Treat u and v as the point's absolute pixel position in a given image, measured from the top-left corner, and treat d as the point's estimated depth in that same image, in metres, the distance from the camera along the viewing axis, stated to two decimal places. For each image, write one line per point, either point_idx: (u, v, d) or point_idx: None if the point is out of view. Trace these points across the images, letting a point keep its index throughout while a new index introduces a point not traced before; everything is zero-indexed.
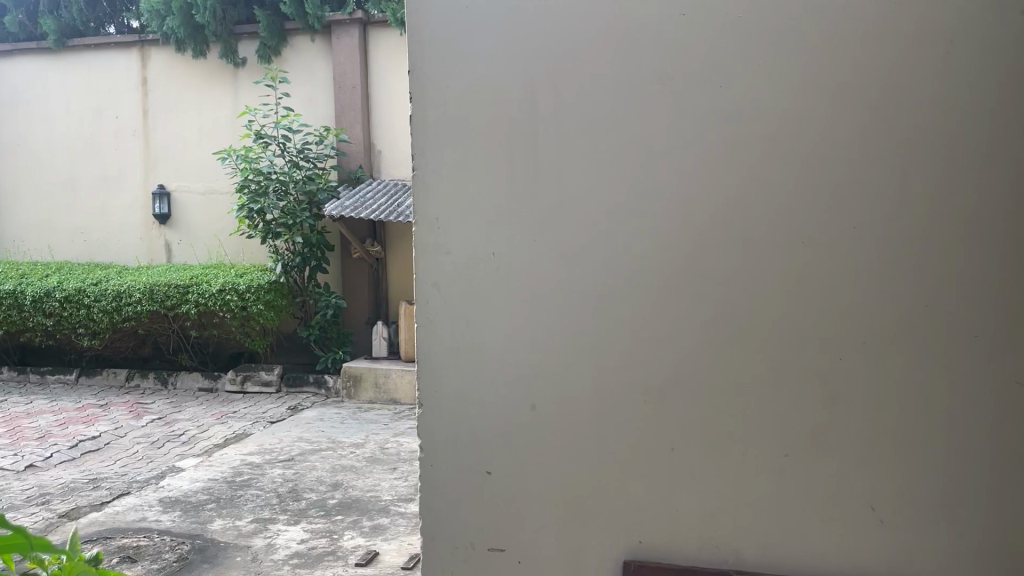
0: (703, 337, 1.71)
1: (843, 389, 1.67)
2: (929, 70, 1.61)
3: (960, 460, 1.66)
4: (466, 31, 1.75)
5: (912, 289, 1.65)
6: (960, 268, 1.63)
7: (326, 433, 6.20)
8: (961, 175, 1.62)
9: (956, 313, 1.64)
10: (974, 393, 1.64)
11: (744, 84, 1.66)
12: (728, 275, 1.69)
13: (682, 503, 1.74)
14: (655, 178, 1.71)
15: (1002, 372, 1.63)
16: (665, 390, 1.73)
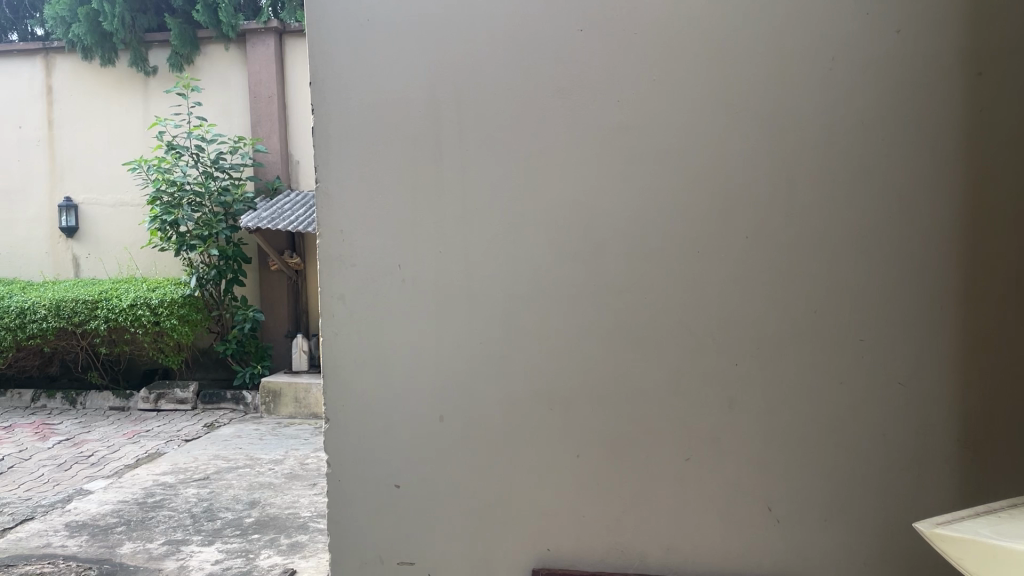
0: (594, 338, 1.83)
1: (724, 386, 1.80)
2: (800, 89, 1.74)
3: (839, 452, 1.78)
4: (367, 53, 1.87)
5: (788, 292, 1.78)
6: (837, 275, 1.76)
7: (239, 453, 5.95)
8: (834, 186, 1.75)
9: (835, 317, 1.77)
10: (854, 390, 1.77)
11: (634, 99, 1.79)
12: (619, 281, 1.82)
13: (581, 499, 1.86)
14: (549, 192, 1.83)
15: (879, 370, 1.76)
16: (562, 389, 1.85)
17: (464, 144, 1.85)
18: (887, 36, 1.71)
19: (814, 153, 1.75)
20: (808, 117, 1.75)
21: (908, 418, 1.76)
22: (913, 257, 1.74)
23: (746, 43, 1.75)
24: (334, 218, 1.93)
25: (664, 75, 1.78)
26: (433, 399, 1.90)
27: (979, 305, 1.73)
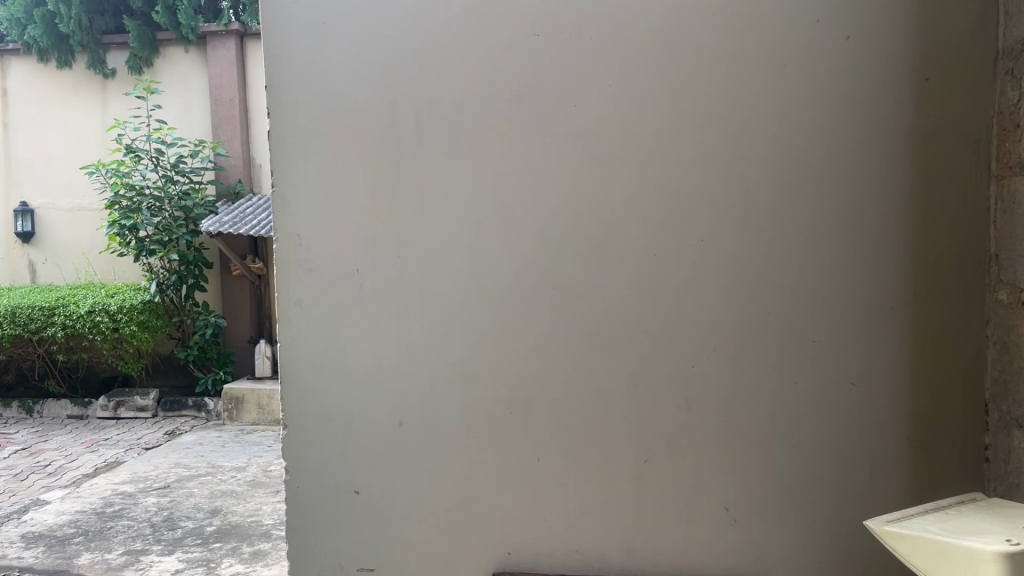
0: (698, 356, 1.59)
1: (777, 408, 1.59)
2: (942, 40, 1.54)
3: (875, 478, 1.60)
4: (421, 31, 1.59)
5: (861, 302, 1.58)
6: (878, 261, 1.57)
7: (206, 454, 5.36)
8: (908, 185, 1.57)
9: (871, 308, 1.58)
10: (885, 391, 1.59)
11: (759, 67, 1.56)
12: (649, 269, 1.59)
13: (631, 529, 1.63)
14: (641, 191, 1.58)
15: (923, 369, 1.58)
16: (652, 419, 1.60)
17: (551, 137, 1.59)
18: (994, 25, 1.54)
19: (909, 148, 1.56)
20: (926, 108, 1.56)
21: (921, 440, 1.59)
22: (970, 263, 1.57)
23: (862, 24, 1.54)
24: (285, 220, 1.65)
25: (796, 36, 1.55)
26: (508, 424, 1.62)
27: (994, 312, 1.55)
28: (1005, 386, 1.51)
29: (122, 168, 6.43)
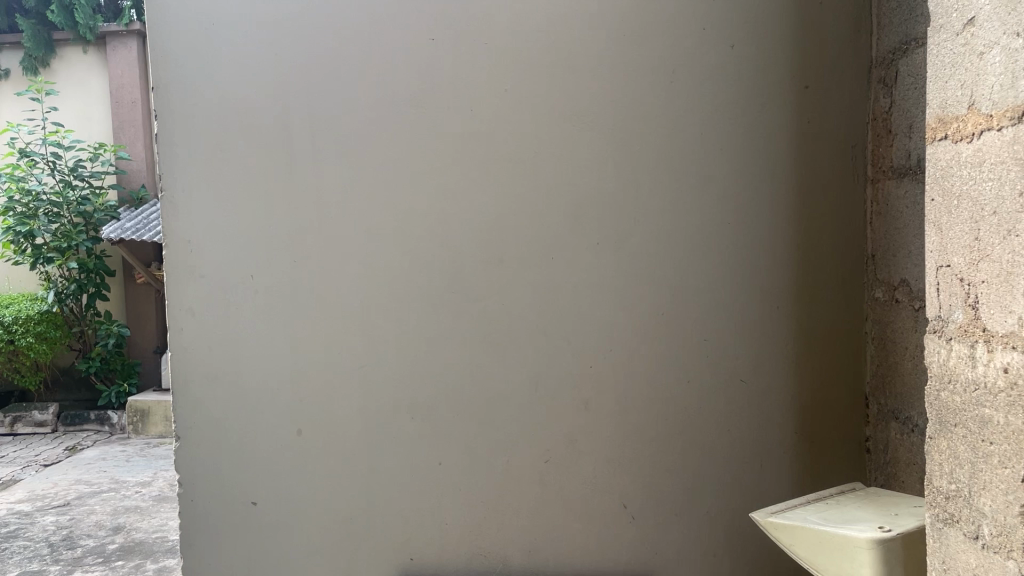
0: (591, 359, 1.62)
1: (671, 407, 1.63)
2: (820, 51, 1.61)
3: (765, 472, 1.65)
4: (311, 35, 1.58)
5: (747, 302, 1.63)
6: (765, 263, 1.63)
7: (107, 470, 5.15)
8: (789, 190, 1.63)
9: (760, 308, 1.63)
10: (774, 388, 1.64)
11: (649, 74, 1.59)
12: (547, 273, 1.61)
13: (529, 532, 1.63)
14: (534, 196, 1.60)
15: (809, 366, 1.65)
16: (547, 420, 1.62)
17: (445, 143, 1.59)
18: (866, 38, 1.62)
19: (789, 155, 1.63)
20: (805, 116, 1.63)
21: (808, 433, 1.65)
22: (848, 263, 1.65)
23: (744, 35, 1.60)
24: (176, 225, 1.61)
25: (684, 44, 1.59)
26: (403, 429, 1.62)
27: (872, 309, 1.64)
28: (881, 379, 1.59)
29: (15, 172, 6.16)
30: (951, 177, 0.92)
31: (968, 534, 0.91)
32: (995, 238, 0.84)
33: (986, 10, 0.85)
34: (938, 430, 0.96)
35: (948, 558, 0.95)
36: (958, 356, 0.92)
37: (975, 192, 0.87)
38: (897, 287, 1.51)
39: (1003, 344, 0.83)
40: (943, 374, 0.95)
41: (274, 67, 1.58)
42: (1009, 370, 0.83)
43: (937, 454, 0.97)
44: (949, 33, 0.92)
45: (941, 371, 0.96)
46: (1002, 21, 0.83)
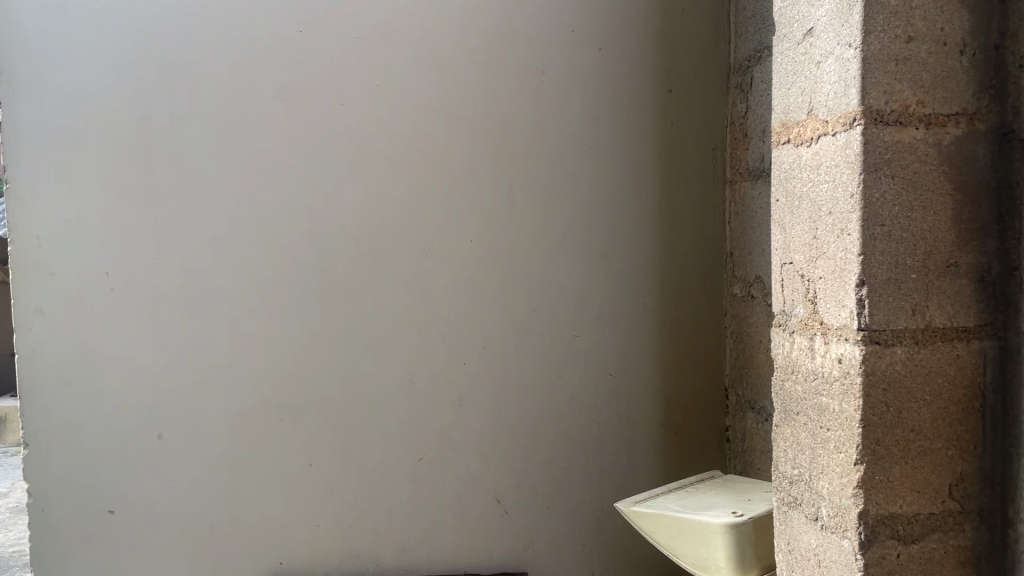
0: (463, 356, 1.62)
1: (543, 402, 1.65)
2: (682, 56, 1.67)
3: (633, 464, 1.69)
4: (172, 25, 1.52)
5: (615, 299, 1.67)
6: (630, 261, 1.68)
7: None
8: (654, 190, 1.68)
9: (626, 304, 1.68)
10: (638, 382, 1.69)
11: (518, 75, 1.61)
12: (418, 271, 1.60)
13: (402, 531, 1.62)
14: (406, 192, 1.59)
15: (672, 361, 1.70)
16: (420, 418, 1.61)
17: (315, 137, 1.56)
18: (725, 46, 1.68)
19: (655, 155, 1.68)
20: (668, 119, 1.68)
21: (673, 426, 1.71)
22: (709, 260, 1.71)
23: (612, 38, 1.64)
24: (23, 219, 1.51)
25: (552, 47, 1.62)
26: (272, 429, 1.58)
27: (730, 304, 1.69)
28: (740, 372, 1.66)
29: None
30: (794, 178, 0.97)
31: (809, 516, 0.96)
32: (830, 237, 0.89)
33: (822, 21, 0.90)
34: (783, 418, 1.02)
35: (793, 539, 1.01)
36: (799, 348, 0.97)
37: (813, 193, 0.93)
38: (752, 284, 1.58)
39: (837, 336, 0.89)
40: (787, 365, 1.00)
41: (133, 57, 1.52)
42: (842, 361, 0.88)
43: (784, 440, 1.02)
44: (792, 42, 0.97)
45: (785, 362, 1.01)
46: (836, 32, 0.88)
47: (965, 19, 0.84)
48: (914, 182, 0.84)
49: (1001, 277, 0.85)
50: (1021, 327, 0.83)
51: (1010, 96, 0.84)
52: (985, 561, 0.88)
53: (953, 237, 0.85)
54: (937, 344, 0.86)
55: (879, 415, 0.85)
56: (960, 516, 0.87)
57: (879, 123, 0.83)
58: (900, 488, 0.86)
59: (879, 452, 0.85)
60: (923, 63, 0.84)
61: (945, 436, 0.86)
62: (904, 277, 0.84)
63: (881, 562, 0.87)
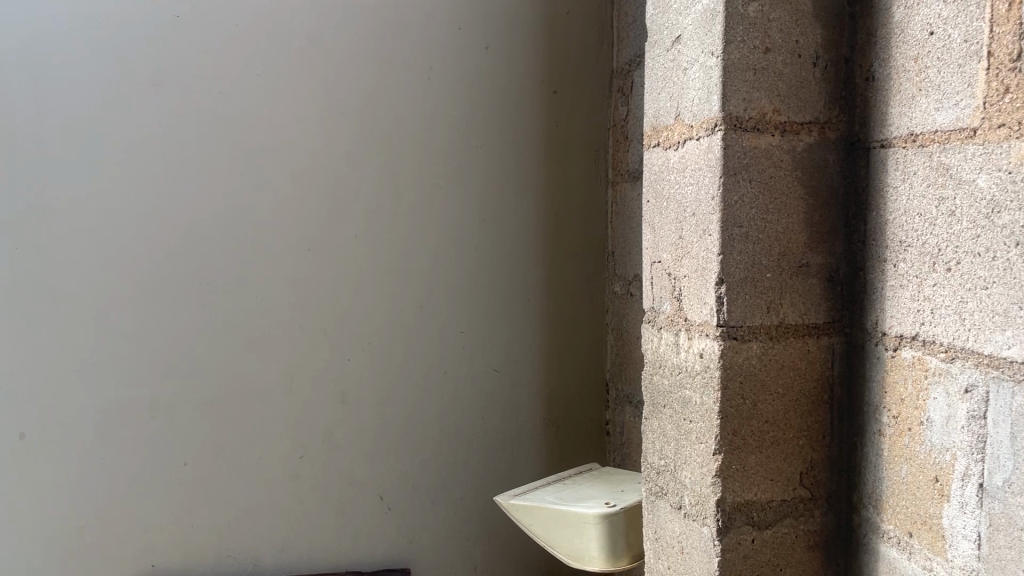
0: (346, 351, 1.61)
1: (427, 398, 1.65)
2: (567, 58, 1.70)
3: (516, 458, 1.72)
4: (41, 6, 1.46)
5: (500, 295, 1.69)
6: (514, 259, 1.70)
7: None
8: (538, 189, 1.71)
9: (510, 301, 1.70)
10: (522, 378, 1.72)
11: (405, 70, 1.61)
12: (301, 264, 1.58)
13: (281, 530, 1.59)
14: (288, 185, 1.57)
15: (555, 357, 1.73)
16: (301, 415, 1.59)
17: (193, 127, 1.52)
18: (608, 49, 1.71)
19: (540, 155, 1.70)
20: (554, 118, 1.70)
21: (555, 421, 1.74)
22: (592, 258, 1.74)
23: (498, 37, 1.66)
24: None
25: (439, 43, 1.62)
26: (145, 426, 1.53)
27: (612, 301, 1.73)
28: (619, 367, 1.70)
29: None
30: (663, 180, 1.01)
31: (674, 504, 1.01)
32: (694, 237, 0.93)
33: (688, 30, 0.94)
34: (652, 410, 1.06)
35: (659, 527, 1.05)
36: (666, 342, 1.02)
37: (680, 195, 0.97)
38: (631, 282, 1.63)
39: (699, 332, 0.93)
40: (656, 359, 1.05)
41: None
42: (703, 355, 0.92)
43: (653, 432, 1.06)
44: (661, 49, 1.01)
45: (654, 357, 1.05)
46: (700, 41, 0.92)
47: (818, 33, 0.89)
48: (769, 186, 0.89)
49: (848, 277, 0.91)
50: (865, 324, 0.89)
51: (857, 107, 0.89)
52: (832, 545, 0.93)
53: (805, 239, 0.90)
54: (790, 339, 0.91)
55: (736, 406, 0.89)
56: (810, 502, 0.92)
57: (737, 129, 0.88)
58: (755, 477, 0.91)
59: (736, 442, 0.90)
60: (780, 72, 0.88)
61: (796, 427, 0.91)
62: (760, 276, 0.89)
63: (737, 547, 0.91)
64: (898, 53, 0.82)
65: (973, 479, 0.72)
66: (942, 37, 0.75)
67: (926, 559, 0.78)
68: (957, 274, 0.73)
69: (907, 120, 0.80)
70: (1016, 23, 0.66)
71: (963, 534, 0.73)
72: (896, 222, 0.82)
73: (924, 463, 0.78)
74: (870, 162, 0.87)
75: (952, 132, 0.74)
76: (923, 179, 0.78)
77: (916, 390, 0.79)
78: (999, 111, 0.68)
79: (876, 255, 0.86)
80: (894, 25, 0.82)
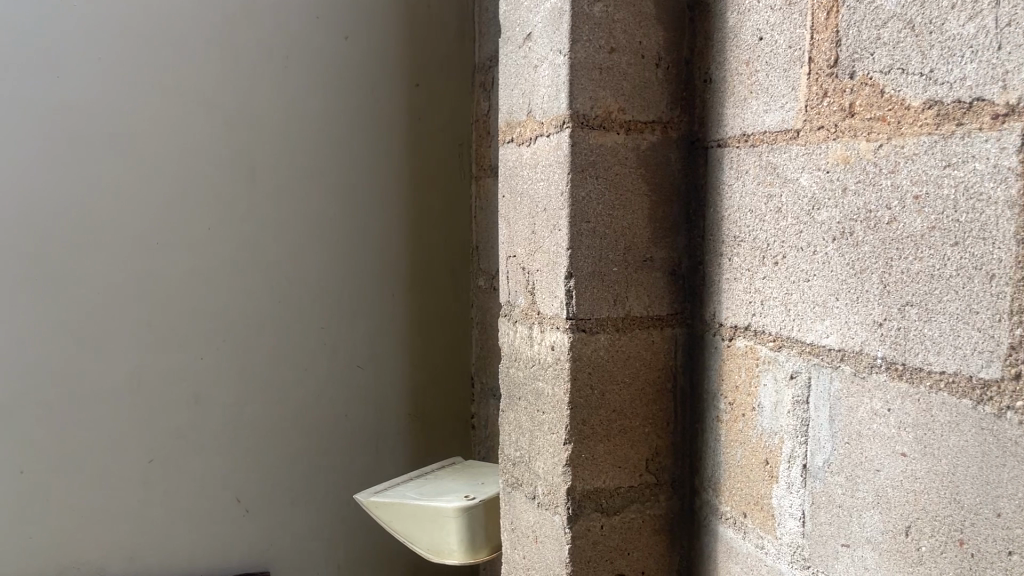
0: (200, 349, 1.55)
1: (287, 395, 1.62)
2: (428, 52, 1.70)
3: (380, 454, 1.71)
4: None
5: (363, 290, 1.68)
6: (377, 253, 1.69)
7: None
8: (401, 182, 1.70)
9: (373, 296, 1.69)
10: (386, 373, 1.71)
11: (261, 59, 1.57)
12: (150, 259, 1.50)
13: (131, 537, 1.51)
14: (136, 175, 1.49)
15: (420, 352, 1.73)
16: (153, 417, 1.52)
17: (29, 112, 1.42)
18: (469, 46, 1.73)
19: (403, 148, 1.70)
20: (416, 113, 1.70)
21: (420, 416, 1.74)
22: (455, 253, 1.76)
23: (358, 29, 1.64)
24: None
25: (297, 32, 1.59)
26: None
27: (476, 296, 1.75)
28: (484, 360, 1.73)
29: None
30: (517, 176, 1.02)
31: (528, 494, 1.02)
32: (545, 231, 0.95)
33: (538, 27, 0.96)
34: (509, 404, 1.07)
35: (515, 518, 1.06)
36: (521, 335, 1.03)
37: (532, 190, 0.98)
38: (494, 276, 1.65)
39: (550, 325, 0.95)
40: (511, 352, 1.06)
41: None
42: (554, 347, 0.94)
43: (509, 425, 1.07)
44: (514, 46, 1.02)
45: (509, 350, 1.07)
46: (549, 38, 0.93)
47: (660, 35, 0.92)
48: (615, 183, 0.91)
49: (689, 270, 0.95)
50: (704, 316, 0.93)
51: (696, 108, 0.93)
52: (676, 527, 0.97)
53: (649, 234, 0.93)
54: (636, 331, 0.94)
55: (584, 397, 0.92)
56: (655, 487, 0.96)
57: (584, 126, 0.90)
58: (604, 465, 0.93)
59: (585, 432, 0.92)
60: (624, 73, 0.91)
61: (642, 415, 0.95)
62: (606, 270, 0.91)
63: (587, 534, 0.94)
64: (732, 56, 0.86)
65: (798, 460, 0.76)
66: (770, 42, 0.79)
67: (758, 538, 0.83)
68: (783, 268, 0.77)
69: (740, 121, 0.84)
70: (833, 31, 0.70)
71: (790, 513, 0.78)
72: (731, 218, 0.86)
73: (756, 446, 0.82)
74: (708, 161, 0.91)
75: (779, 133, 0.78)
76: (753, 177, 0.82)
77: (748, 377, 0.84)
78: (819, 114, 0.73)
79: (713, 249, 0.90)
80: (728, 30, 0.86)
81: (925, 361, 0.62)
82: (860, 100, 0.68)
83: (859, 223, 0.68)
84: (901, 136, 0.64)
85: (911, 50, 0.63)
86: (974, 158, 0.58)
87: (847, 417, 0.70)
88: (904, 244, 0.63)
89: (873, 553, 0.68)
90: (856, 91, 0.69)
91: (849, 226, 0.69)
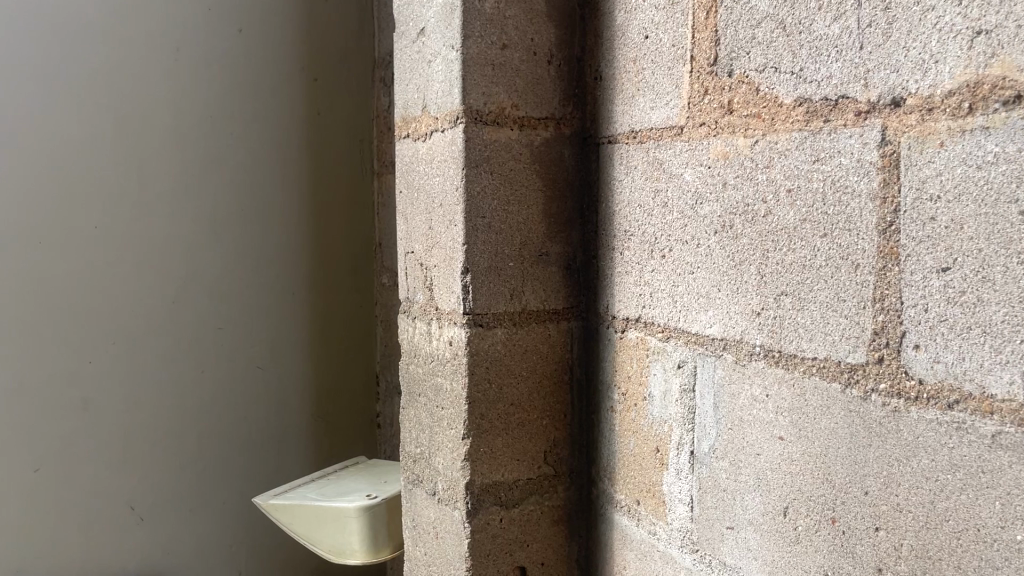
0: (88, 352, 1.49)
1: (182, 397, 1.58)
2: (326, 47, 1.68)
3: (283, 455, 1.68)
4: None
5: (262, 289, 1.65)
6: (276, 251, 1.66)
7: None
8: (301, 179, 1.68)
9: (273, 294, 1.66)
10: (288, 372, 1.68)
11: (149, 49, 1.51)
12: (30, 258, 1.43)
13: (15, 551, 1.43)
14: (13, 169, 1.41)
15: (323, 350, 1.72)
16: (38, 423, 1.45)
17: None
18: (368, 41, 1.73)
19: (302, 145, 1.68)
20: (315, 109, 1.68)
21: (324, 414, 1.73)
22: (358, 250, 1.75)
23: (252, 21, 1.60)
24: None
25: (187, 23, 1.54)
26: None
27: (381, 293, 1.76)
28: (389, 357, 1.74)
29: None
30: (413, 171, 1.02)
31: (428, 490, 1.02)
32: (442, 227, 0.95)
33: (431, 22, 0.95)
34: (408, 400, 1.07)
35: (416, 514, 1.06)
36: (419, 332, 1.03)
37: (428, 186, 0.98)
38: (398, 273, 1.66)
39: (448, 320, 0.95)
40: (410, 349, 1.06)
41: None
42: (452, 343, 0.94)
43: (409, 422, 1.07)
44: (408, 41, 1.01)
45: (408, 346, 1.06)
46: (441, 34, 0.93)
47: (552, 32, 0.93)
48: (509, 178, 0.92)
49: (583, 264, 0.97)
50: (597, 309, 0.95)
51: (588, 105, 0.95)
52: (574, 516, 1.00)
53: (543, 229, 0.94)
54: (532, 325, 0.95)
55: (483, 391, 0.92)
56: (554, 478, 0.97)
57: (478, 122, 0.90)
58: (502, 458, 0.94)
59: (483, 426, 0.93)
60: (517, 69, 0.92)
61: (539, 407, 0.96)
62: (502, 265, 0.92)
63: (487, 527, 0.94)
64: (620, 54, 0.88)
65: (685, 447, 0.78)
66: (654, 40, 0.81)
67: (651, 524, 0.85)
68: (670, 261, 0.79)
69: (628, 117, 0.86)
70: (712, 30, 0.73)
71: (678, 498, 0.80)
72: (621, 212, 0.88)
73: (647, 435, 0.85)
74: (599, 157, 0.93)
75: (664, 130, 0.80)
76: (641, 173, 0.84)
77: (639, 368, 0.86)
78: (701, 110, 0.75)
79: (605, 243, 0.92)
80: (614, 29, 0.88)
81: (799, 347, 0.65)
82: (737, 98, 0.71)
83: (738, 216, 0.70)
84: (775, 132, 0.66)
85: (783, 49, 0.65)
86: (840, 153, 0.61)
87: (730, 404, 0.72)
88: (779, 236, 0.66)
89: (754, 534, 0.70)
90: (734, 88, 0.71)
91: (729, 219, 0.71)
